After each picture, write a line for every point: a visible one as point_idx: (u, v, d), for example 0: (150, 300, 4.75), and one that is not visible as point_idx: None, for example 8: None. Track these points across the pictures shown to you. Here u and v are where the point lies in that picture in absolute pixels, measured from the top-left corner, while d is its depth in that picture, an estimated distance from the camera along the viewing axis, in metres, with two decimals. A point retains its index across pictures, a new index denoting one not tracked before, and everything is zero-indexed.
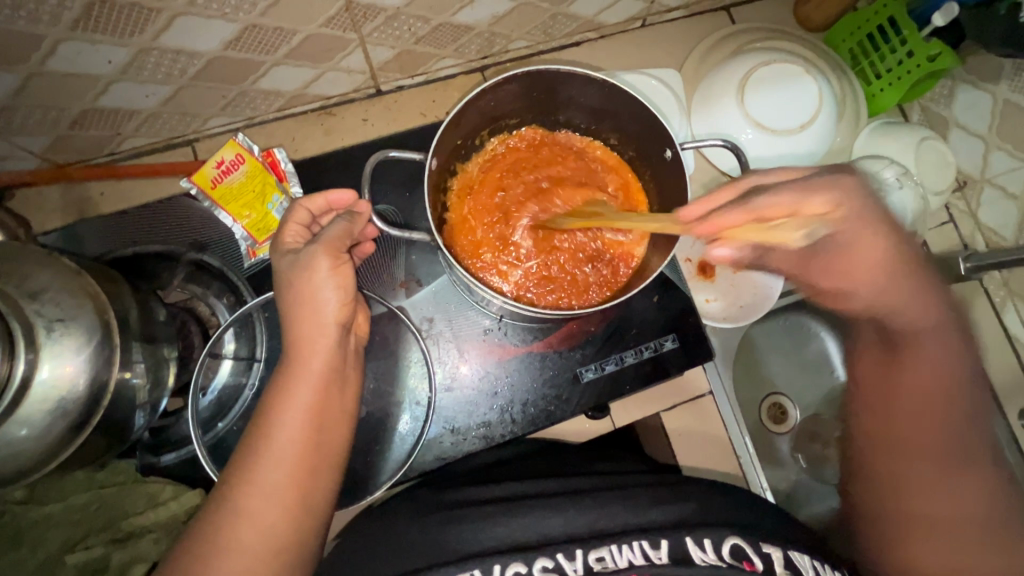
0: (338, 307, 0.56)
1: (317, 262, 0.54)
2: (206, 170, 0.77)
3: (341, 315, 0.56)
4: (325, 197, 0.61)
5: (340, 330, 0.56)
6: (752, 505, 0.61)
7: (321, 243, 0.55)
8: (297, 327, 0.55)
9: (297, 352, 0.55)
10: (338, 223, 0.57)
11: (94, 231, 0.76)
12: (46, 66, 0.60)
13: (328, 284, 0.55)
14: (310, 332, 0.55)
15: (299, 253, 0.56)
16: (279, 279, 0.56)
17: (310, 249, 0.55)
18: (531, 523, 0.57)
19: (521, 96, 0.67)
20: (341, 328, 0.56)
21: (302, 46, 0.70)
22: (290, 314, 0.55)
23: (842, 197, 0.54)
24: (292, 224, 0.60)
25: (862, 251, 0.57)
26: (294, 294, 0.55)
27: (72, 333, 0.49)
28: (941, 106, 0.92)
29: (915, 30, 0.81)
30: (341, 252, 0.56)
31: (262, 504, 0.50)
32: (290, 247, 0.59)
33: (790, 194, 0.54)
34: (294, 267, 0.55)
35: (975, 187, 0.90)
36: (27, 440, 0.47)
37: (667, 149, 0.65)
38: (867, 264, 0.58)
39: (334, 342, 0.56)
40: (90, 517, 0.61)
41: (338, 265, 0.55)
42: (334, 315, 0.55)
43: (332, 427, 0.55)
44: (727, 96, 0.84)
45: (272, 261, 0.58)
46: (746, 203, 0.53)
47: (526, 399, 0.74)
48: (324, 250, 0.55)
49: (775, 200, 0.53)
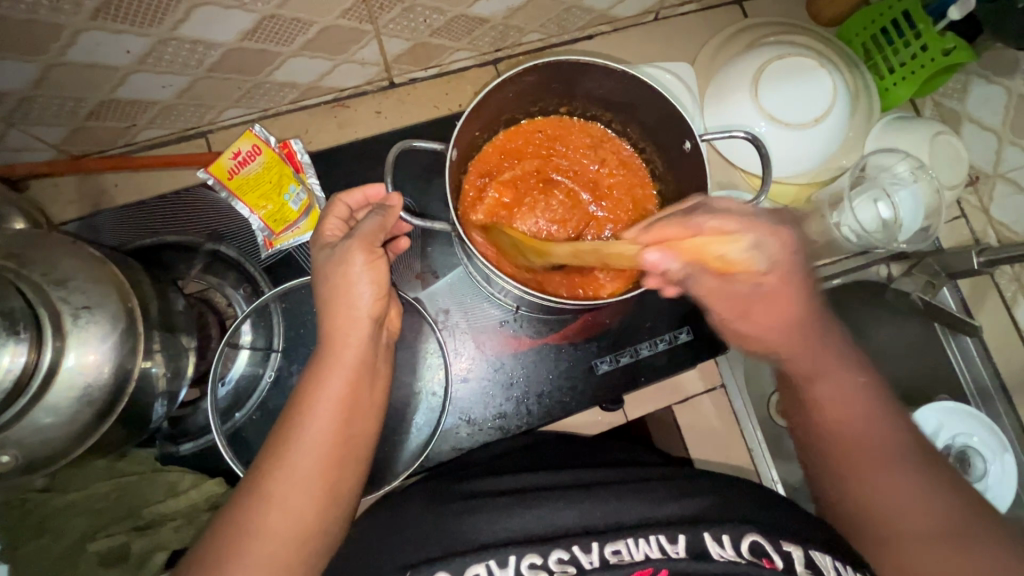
0: (372, 301, 0.55)
1: (352, 256, 0.54)
2: (223, 161, 0.76)
3: (374, 309, 0.56)
4: (364, 191, 0.63)
5: (373, 324, 0.56)
6: (771, 499, 0.61)
7: (356, 238, 0.55)
8: (331, 320, 0.55)
9: (330, 344, 0.54)
10: (372, 218, 0.58)
11: (111, 221, 0.76)
12: (66, 57, 0.60)
13: (363, 278, 0.55)
14: (342, 325, 0.54)
15: (335, 247, 0.56)
16: (316, 274, 0.56)
17: (346, 244, 0.55)
18: (546, 514, 0.57)
19: (540, 87, 0.66)
20: (374, 322, 0.56)
21: (318, 38, 0.70)
22: (325, 307, 0.55)
23: (773, 253, 0.57)
24: (331, 218, 0.61)
25: (776, 304, 0.60)
26: (330, 287, 0.55)
27: (97, 321, 0.49)
28: (955, 100, 0.92)
29: (930, 24, 0.82)
30: (375, 246, 0.56)
31: (291, 492, 0.50)
32: (328, 240, 0.59)
33: (715, 223, 0.55)
34: (332, 261, 0.55)
35: (988, 182, 0.89)
36: (51, 427, 0.47)
37: (686, 141, 0.64)
38: (777, 317, 0.61)
39: (367, 334, 0.55)
40: (111, 506, 0.61)
41: (372, 259, 0.55)
42: (368, 309, 0.55)
43: (362, 421, 0.54)
44: (741, 90, 0.84)
45: (311, 254, 0.58)
46: (688, 218, 0.56)
47: (542, 391, 0.74)
48: (359, 246, 0.55)
49: (716, 221, 0.55)
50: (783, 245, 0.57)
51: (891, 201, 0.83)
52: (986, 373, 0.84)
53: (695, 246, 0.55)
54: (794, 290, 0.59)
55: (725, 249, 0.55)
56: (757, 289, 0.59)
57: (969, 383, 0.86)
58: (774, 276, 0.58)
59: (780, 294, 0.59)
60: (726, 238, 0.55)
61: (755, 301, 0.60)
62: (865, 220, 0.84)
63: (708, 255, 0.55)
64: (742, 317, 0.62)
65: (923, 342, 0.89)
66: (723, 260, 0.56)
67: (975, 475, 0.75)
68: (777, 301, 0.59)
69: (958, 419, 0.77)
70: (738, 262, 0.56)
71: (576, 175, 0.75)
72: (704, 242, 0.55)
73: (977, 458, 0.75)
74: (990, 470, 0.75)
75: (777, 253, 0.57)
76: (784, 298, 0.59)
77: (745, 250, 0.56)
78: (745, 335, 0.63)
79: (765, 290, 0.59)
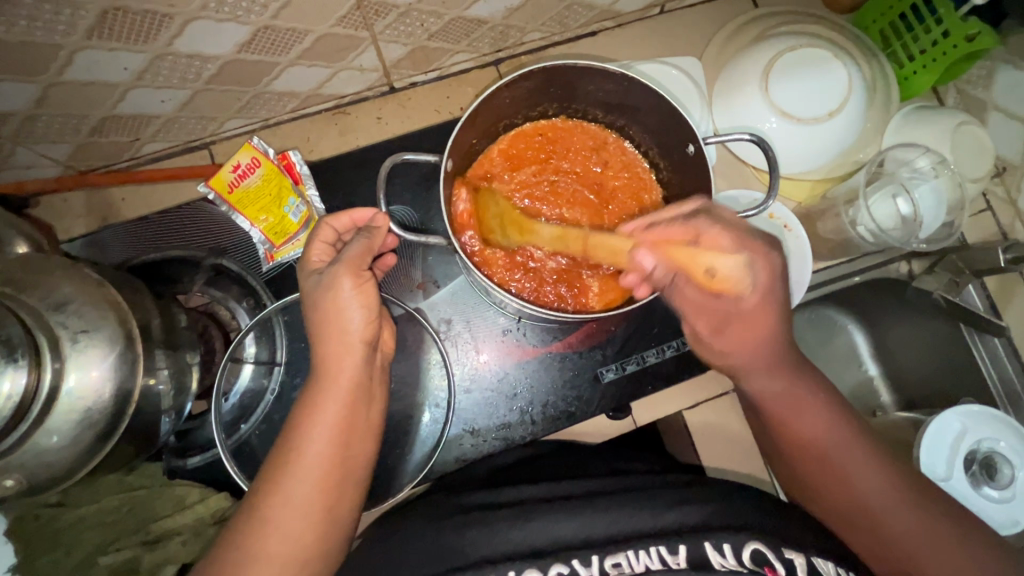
0: (364, 324, 0.54)
1: (339, 282, 0.53)
2: (223, 174, 0.76)
3: (367, 333, 0.55)
4: (350, 215, 0.60)
5: (367, 347, 0.55)
6: (783, 508, 0.59)
7: (342, 262, 0.54)
8: (324, 346, 0.54)
9: (325, 369, 0.54)
10: (357, 241, 0.56)
11: (116, 238, 0.77)
12: (64, 76, 0.61)
13: (352, 302, 0.54)
14: (336, 348, 0.54)
15: (323, 273, 0.55)
16: (306, 302, 0.56)
17: (333, 269, 0.54)
18: (547, 527, 0.56)
19: (537, 92, 0.64)
20: (368, 346, 0.55)
21: (315, 46, 0.69)
22: (318, 333, 0.55)
23: (766, 275, 0.57)
24: (317, 242, 0.59)
25: (753, 326, 0.60)
26: (320, 313, 0.54)
27: (96, 344, 0.49)
28: (979, 87, 0.88)
29: (951, 10, 0.78)
30: (362, 270, 0.55)
31: (289, 516, 0.49)
32: (315, 266, 0.58)
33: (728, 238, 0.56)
34: (319, 288, 0.54)
35: (1016, 173, 0.85)
36: (59, 446, 0.48)
37: (690, 144, 0.61)
38: (764, 329, 0.60)
39: (362, 358, 0.55)
40: (121, 520, 0.62)
41: (360, 283, 0.54)
42: (359, 333, 0.54)
43: (357, 444, 0.54)
44: (751, 85, 0.81)
45: (299, 281, 0.58)
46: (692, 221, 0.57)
47: (546, 400, 0.73)
48: (346, 270, 0.54)
49: (712, 232, 0.56)
50: (772, 272, 0.57)
51: (911, 197, 0.80)
52: (1011, 369, 0.80)
53: (688, 256, 0.56)
54: (775, 316, 0.59)
55: (714, 262, 0.56)
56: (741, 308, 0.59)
57: (996, 383, 0.81)
58: (756, 298, 0.58)
59: (758, 315, 0.59)
60: (720, 251, 0.56)
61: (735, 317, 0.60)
62: (884, 216, 0.81)
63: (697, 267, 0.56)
64: (717, 328, 0.62)
65: (947, 339, 0.85)
66: (712, 273, 0.56)
67: (1002, 483, 0.72)
68: (761, 317, 0.59)
69: (982, 423, 0.73)
70: (725, 277, 0.56)
71: (581, 174, 0.71)
72: (698, 252, 0.56)
73: (1004, 464, 0.72)
74: (1018, 477, 0.72)
75: (764, 277, 0.57)
76: (762, 317, 0.59)
77: (731, 265, 0.56)
78: (708, 343, 0.64)
79: (744, 307, 0.59)
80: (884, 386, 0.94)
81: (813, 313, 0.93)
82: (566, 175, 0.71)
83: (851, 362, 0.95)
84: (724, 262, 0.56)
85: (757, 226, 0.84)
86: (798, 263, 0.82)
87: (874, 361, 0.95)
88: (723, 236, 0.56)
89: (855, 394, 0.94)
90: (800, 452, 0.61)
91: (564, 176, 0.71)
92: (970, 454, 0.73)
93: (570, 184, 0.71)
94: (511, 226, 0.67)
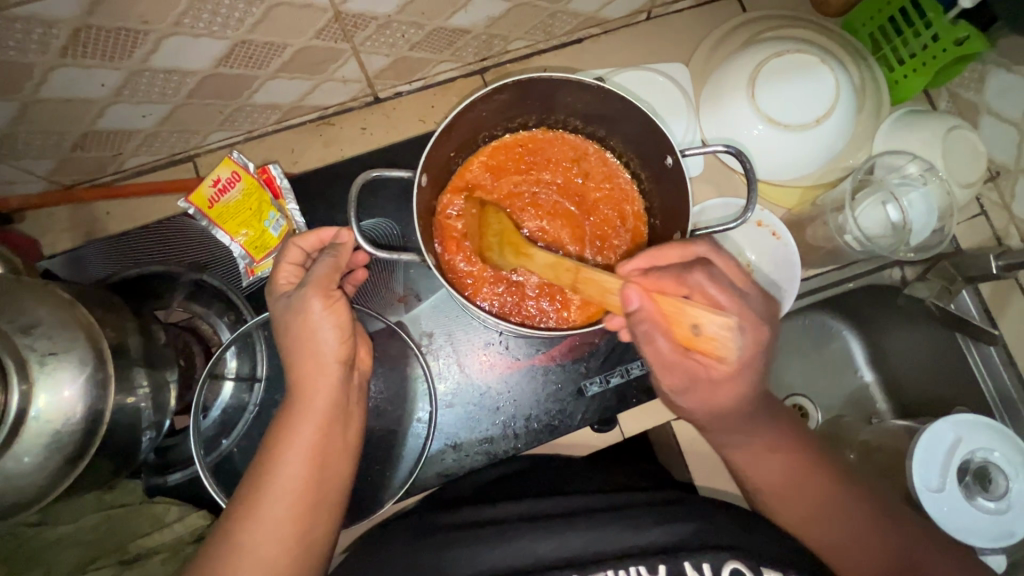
0: (337, 344, 0.54)
1: (309, 303, 0.53)
2: (203, 189, 0.76)
3: (341, 353, 0.55)
4: (317, 234, 0.59)
5: (342, 368, 0.55)
6: (766, 526, 0.58)
7: (309, 284, 0.54)
8: (298, 368, 0.54)
9: (299, 391, 0.54)
10: (323, 260, 0.56)
11: (97, 254, 0.77)
12: (41, 94, 0.61)
13: (324, 323, 0.53)
14: (310, 371, 0.54)
15: (292, 295, 0.55)
16: (277, 324, 0.55)
17: (301, 292, 0.54)
18: (525, 547, 0.55)
19: (514, 104, 0.64)
20: (343, 366, 0.55)
21: (294, 59, 0.69)
22: (292, 356, 0.54)
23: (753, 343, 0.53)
24: (286, 264, 0.59)
25: (719, 392, 0.57)
26: (291, 336, 0.54)
27: (64, 366, 0.49)
28: (972, 91, 0.86)
29: (940, 12, 0.77)
30: (332, 289, 0.54)
31: (262, 541, 0.49)
32: (283, 290, 0.58)
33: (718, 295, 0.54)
34: (289, 311, 0.54)
35: (1009, 178, 0.83)
36: (30, 466, 0.48)
37: (669, 156, 0.61)
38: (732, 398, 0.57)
39: (336, 379, 0.55)
40: (99, 539, 0.61)
41: (330, 303, 0.54)
42: (333, 353, 0.54)
43: (334, 465, 0.54)
44: (737, 91, 0.80)
45: (268, 306, 0.58)
46: (683, 275, 0.55)
47: (529, 414, 0.73)
48: (315, 291, 0.53)
49: (699, 289, 0.55)
50: (758, 345, 0.53)
51: (900, 204, 0.78)
52: (1007, 378, 0.78)
53: (674, 309, 0.50)
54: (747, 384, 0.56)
55: (701, 320, 0.49)
56: (709, 375, 0.56)
57: (991, 391, 0.79)
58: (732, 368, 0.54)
59: (727, 384, 0.56)
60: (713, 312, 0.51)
61: (701, 384, 0.57)
62: (873, 223, 0.79)
63: (681, 323, 0.50)
64: (681, 390, 0.58)
65: (942, 348, 0.84)
66: (696, 331, 0.49)
67: (997, 493, 0.69)
68: (721, 390, 0.57)
69: (974, 430, 0.71)
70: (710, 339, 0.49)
71: (562, 186, 0.71)
72: (686, 307, 0.49)
73: (998, 473, 0.70)
74: (1013, 488, 0.70)
75: (749, 348, 0.53)
76: (733, 385, 0.56)
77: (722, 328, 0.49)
78: (675, 402, 0.61)
79: (715, 375, 0.56)
80: (878, 393, 0.92)
81: (805, 320, 0.94)
82: (547, 188, 0.70)
83: (846, 368, 0.94)
84: (713, 321, 0.48)
85: (745, 235, 0.84)
86: (785, 271, 0.82)
87: (869, 367, 0.93)
88: (717, 297, 0.54)
89: (848, 402, 0.93)
90: (781, 470, 0.61)
91: (545, 188, 0.70)
92: (965, 463, 0.70)
93: (551, 196, 0.70)
94: (508, 248, 0.63)
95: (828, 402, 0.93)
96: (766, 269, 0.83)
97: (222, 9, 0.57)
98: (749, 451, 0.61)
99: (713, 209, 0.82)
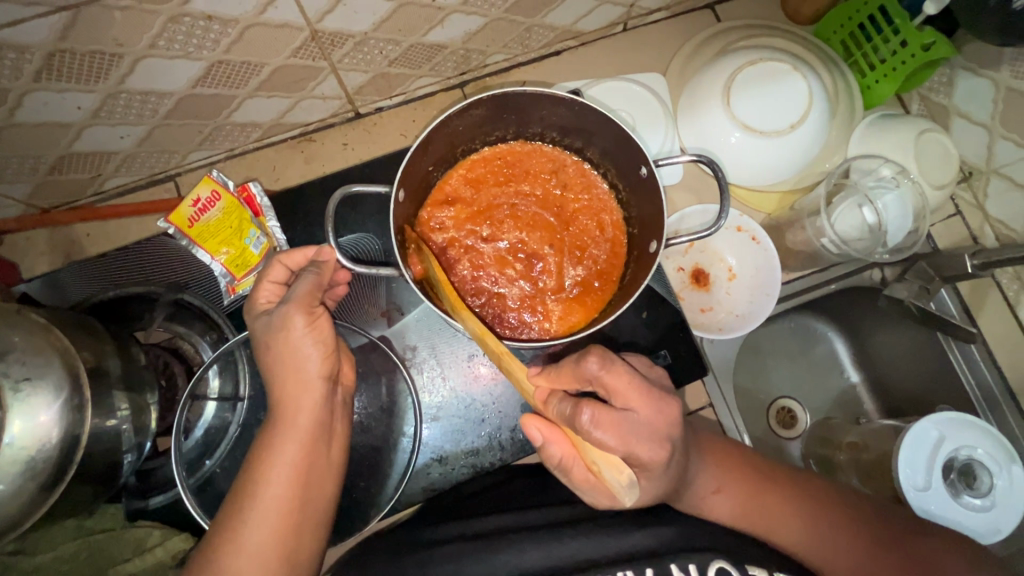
0: (320, 361, 0.54)
1: (291, 320, 0.53)
2: (183, 209, 0.76)
3: (325, 369, 0.55)
4: (302, 252, 0.58)
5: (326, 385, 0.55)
6: (753, 530, 0.58)
7: (291, 302, 0.54)
8: (281, 386, 0.54)
9: (282, 409, 0.54)
10: (305, 277, 0.56)
11: (75, 275, 0.76)
12: (16, 118, 0.61)
13: (306, 340, 0.54)
14: (293, 390, 0.54)
15: (272, 314, 0.55)
16: (258, 343, 0.56)
17: (283, 309, 0.54)
18: (511, 558, 0.55)
19: (490, 118, 0.64)
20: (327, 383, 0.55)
21: (272, 78, 0.69)
22: (274, 375, 0.54)
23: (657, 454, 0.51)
24: (265, 282, 0.59)
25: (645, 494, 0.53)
26: (274, 355, 0.54)
27: (39, 391, 0.49)
28: (942, 94, 0.88)
29: (906, 20, 0.78)
30: (314, 306, 0.55)
31: (243, 563, 0.48)
32: (263, 308, 0.58)
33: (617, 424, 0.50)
34: (270, 329, 0.54)
35: (981, 178, 0.85)
36: (4, 494, 0.47)
37: (643, 167, 0.61)
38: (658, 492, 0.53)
39: (320, 396, 0.55)
40: (79, 567, 0.60)
41: (312, 319, 0.54)
42: (317, 371, 0.54)
43: (319, 483, 0.53)
44: (713, 99, 0.81)
45: (248, 325, 0.58)
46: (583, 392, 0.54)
47: (514, 425, 0.73)
48: (296, 308, 0.54)
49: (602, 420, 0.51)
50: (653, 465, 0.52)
51: (876, 206, 0.79)
52: (990, 377, 0.80)
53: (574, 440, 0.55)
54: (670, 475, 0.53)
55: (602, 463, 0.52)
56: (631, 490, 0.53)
57: (976, 391, 0.80)
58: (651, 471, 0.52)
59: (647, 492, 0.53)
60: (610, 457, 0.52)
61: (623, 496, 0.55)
62: (849, 226, 0.80)
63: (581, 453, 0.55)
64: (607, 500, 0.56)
65: (924, 350, 0.84)
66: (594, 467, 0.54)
67: (982, 490, 0.69)
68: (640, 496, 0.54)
69: (960, 428, 0.71)
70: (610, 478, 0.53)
71: (541, 197, 0.71)
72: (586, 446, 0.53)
73: (982, 471, 0.70)
74: (997, 485, 0.70)
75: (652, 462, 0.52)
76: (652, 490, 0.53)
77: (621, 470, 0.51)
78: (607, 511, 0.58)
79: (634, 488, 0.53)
80: (865, 393, 0.93)
81: (789, 323, 0.94)
82: (527, 199, 0.71)
83: (832, 369, 0.95)
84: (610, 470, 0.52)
85: (724, 240, 0.86)
86: (766, 275, 0.83)
87: (856, 368, 0.94)
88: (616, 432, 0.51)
89: (837, 403, 0.94)
90: (761, 483, 0.59)
91: (525, 200, 0.71)
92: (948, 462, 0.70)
93: (531, 207, 0.71)
94: None
95: (816, 404, 0.94)
96: (748, 271, 0.85)
97: (196, 31, 0.57)
98: (729, 467, 0.60)
99: (694, 216, 0.82)
